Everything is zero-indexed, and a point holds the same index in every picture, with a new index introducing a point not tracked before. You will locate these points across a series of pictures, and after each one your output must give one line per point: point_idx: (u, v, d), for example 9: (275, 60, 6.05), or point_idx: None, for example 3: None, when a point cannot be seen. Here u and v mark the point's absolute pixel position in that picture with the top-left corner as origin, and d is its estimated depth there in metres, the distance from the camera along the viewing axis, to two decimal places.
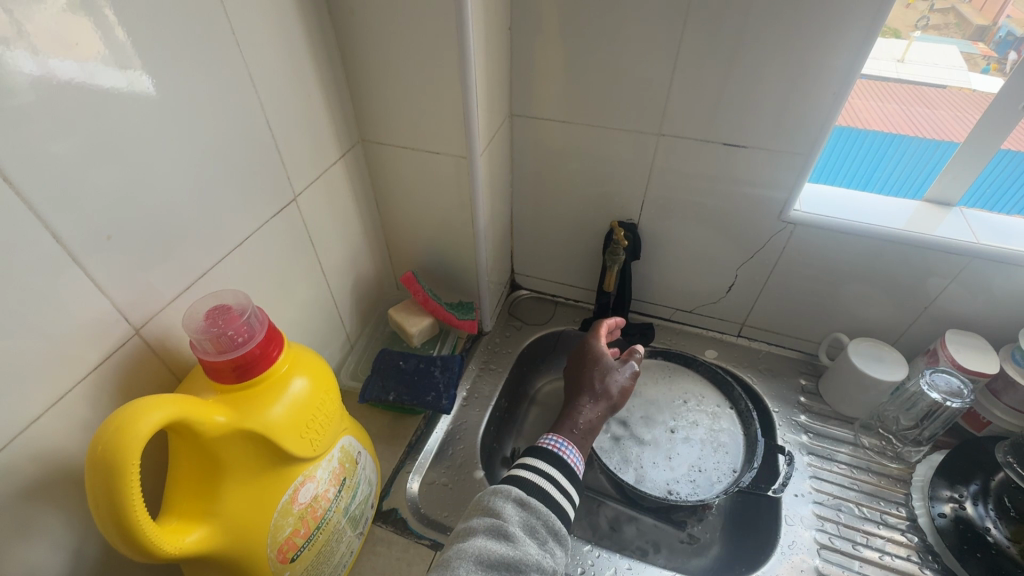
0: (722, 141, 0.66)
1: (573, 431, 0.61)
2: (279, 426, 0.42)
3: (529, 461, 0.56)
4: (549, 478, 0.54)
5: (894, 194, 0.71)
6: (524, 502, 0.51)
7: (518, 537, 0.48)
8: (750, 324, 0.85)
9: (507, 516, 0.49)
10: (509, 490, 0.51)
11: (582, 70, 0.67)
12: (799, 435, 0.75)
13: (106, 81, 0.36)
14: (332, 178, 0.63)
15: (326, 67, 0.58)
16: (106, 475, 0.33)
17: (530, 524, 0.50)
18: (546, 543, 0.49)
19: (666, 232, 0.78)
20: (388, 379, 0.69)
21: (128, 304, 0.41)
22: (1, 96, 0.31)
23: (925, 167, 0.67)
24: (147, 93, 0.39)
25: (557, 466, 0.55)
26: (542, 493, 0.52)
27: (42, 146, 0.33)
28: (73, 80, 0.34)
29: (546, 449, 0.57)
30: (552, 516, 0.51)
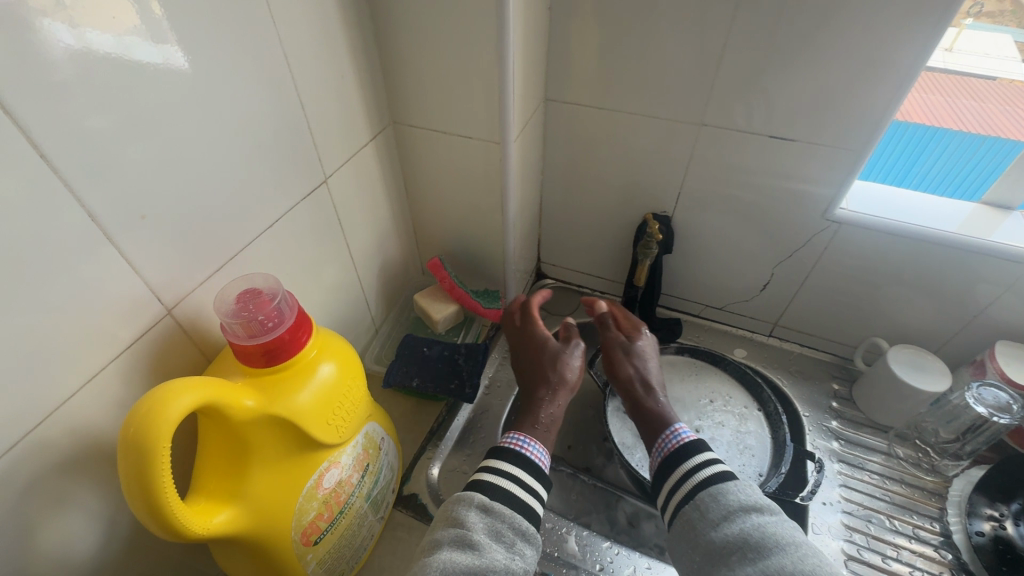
0: (768, 134, 0.63)
1: (536, 426, 0.60)
2: (306, 412, 0.42)
3: (490, 463, 0.55)
4: (514, 479, 0.53)
5: (959, 197, 0.66)
6: (488, 508, 0.50)
7: (483, 545, 0.47)
8: (783, 323, 0.82)
9: (471, 525, 0.49)
10: (472, 497, 0.51)
11: (622, 55, 0.64)
12: (829, 441, 0.73)
13: (140, 55, 0.35)
14: (362, 161, 0.62)
15: (360, 46, 0.56)
16: (138, 457, 0.33)
17: (495, 529, 0.49)
18: (513, 545, 0.49)
19: (700, 227, 0.76)
20: (411, 365, 0.69)
21: (160, 285, 0.41)
22: (41, 70, 0.30)
23: (985, 169, 0.64)
24: (181, 69, 0.38)
25: (525, 467, 0.54)
26: (507, 495, 0.52)
27: (78, 121, 0.33)
28: (109, 54, 0.34)
29: (510, 449, 0.56)
30: (518, 518, 0.51)
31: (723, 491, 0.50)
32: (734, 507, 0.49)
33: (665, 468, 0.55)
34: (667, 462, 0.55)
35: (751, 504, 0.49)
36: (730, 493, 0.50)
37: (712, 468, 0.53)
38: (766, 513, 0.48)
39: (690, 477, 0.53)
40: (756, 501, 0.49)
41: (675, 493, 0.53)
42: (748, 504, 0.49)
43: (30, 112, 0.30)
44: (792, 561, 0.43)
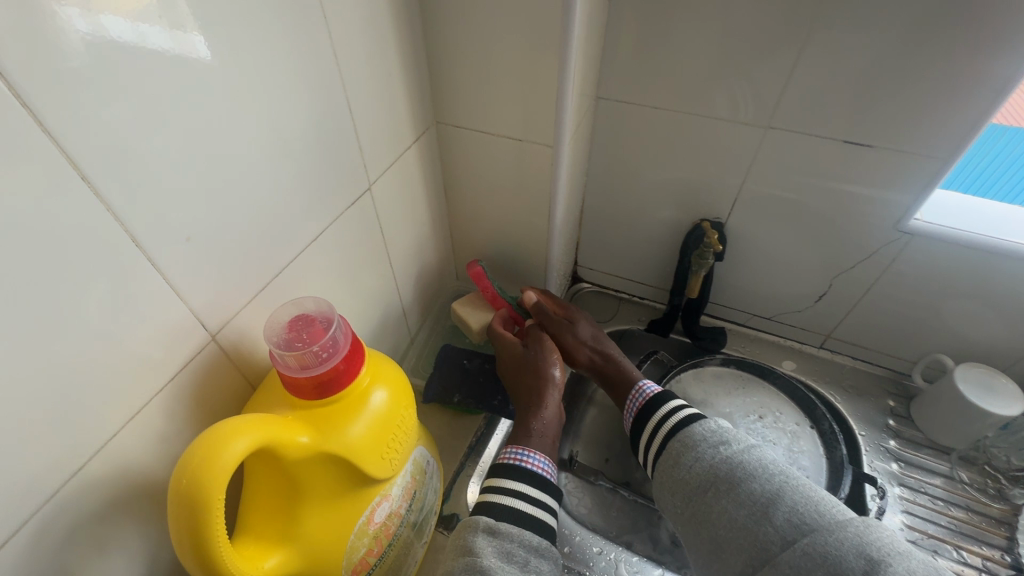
0: (841, 138, 0.58)
1: (529, 435, 0.57)
2: (360, 447, 0.39)
3: (493, 484, 0.52)
4: (520, 496, 0.50)
5: (978, 194, 0.63)
6: (494, 529, 0.47)
7: (493, 568, 0.43)
8: (837, 336, 0.78)
9: (479, 550, 0.45)
10: (475, 521, 0.48)
11: (684, 51, 0.59)
12: (888, 463, 0.69)
13: (185, 46, 0.31)
14: (406, 164, 0.58)
15: (408, 42, 0.52)
16: (191, 510, 0.30)
17: (505, 550, 0.46)
18: (527, 563, 0.46)
19: (755, 234, 0.71)
20: (451, 380, 0.66)
21: (204, 309, 0.38)
22: (55, 59, 0.25)
23: (1004, 162, 0.61)
24: (203, 60, 0.33)
25: (531, 482, 0.51)
26: (515, 514, 0.49)
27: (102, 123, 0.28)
28: (126, 42, 0.28)
29: (510, 464, 0.53)
30: (527, 534, 0.47)
31: (694, 430, 0.52)
32: (705, 443, 0.51)
33: (642, 421, 0.57)
34: (641, 416, 0.58)
35: (719, 437, 0.51)
36: (700, 430, 0.52)
37: (680, 412, 0.55)
38: (733, 442, 0.50)
39: (664, 424, 0.55)
40: (723, 434, 0.51)
41: (654, 441, 0.55)
42: (716, 438, 0.51)
43: (67, 126, 0.27)
44: (760, 483, 0.46)
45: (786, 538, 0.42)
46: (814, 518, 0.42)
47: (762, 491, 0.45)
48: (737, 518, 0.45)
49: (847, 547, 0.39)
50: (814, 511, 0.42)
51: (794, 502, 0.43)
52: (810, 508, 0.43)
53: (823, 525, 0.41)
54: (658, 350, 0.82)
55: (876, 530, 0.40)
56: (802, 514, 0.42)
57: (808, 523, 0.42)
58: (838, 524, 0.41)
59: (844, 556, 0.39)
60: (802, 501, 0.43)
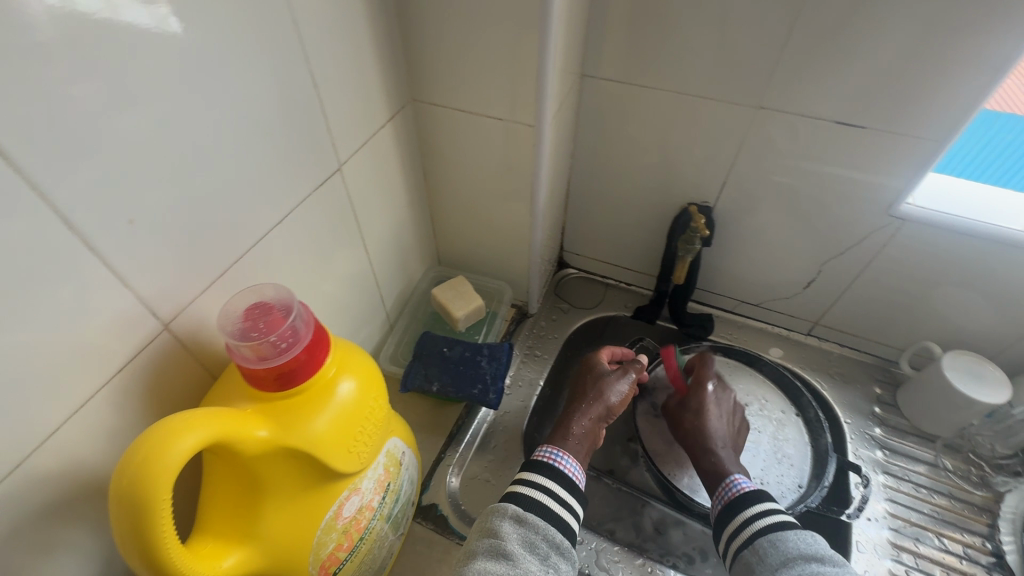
0: (833, 119, 0.56)
1: (567, 439, 0.57)
2: (324, 440, 0.37)
3: (525, 475, 0.52)
4: (547, 492, 0.50)
5: (970, 177, 0.61)
6: (521, 518, 0.48)
7: (517, 555, 0.44)
8: (824, 323, 0.77)
9: (505, 536, 0.46)
10: (505, 507, 0.48)
11: (672, 27, 0.56)
12: (873, 451, 0.69)
13: (121, 15, 0.29)
14: (380, 144, 0.55)
15: (379, 13, 0.49)
16: (134, 511, 0.28)
17: (529, 540, 0.46)
18: (547, 558, 0.46)
19: (743, 219, 0.69)
20: (431, 367, 0.64)
21: (155, 297, 0.35)
22: (16, 32, 0.24)
23: (996, 148, 0.60)
24: (174, 33, 0.32)
25: (557, 480, 0.51)
26: (541, 506, 0.49)
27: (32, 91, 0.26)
28: (98, 13, 0.27)
29: (542, 461, 0.53)
30: (551, 529, 0.47)
31: (782, 537, 0.52)
32: (794, 553, 0.50)
33: (725, 515, 0.57)
34: (725, 512, 0.57)
35: (811, 554, 0.50)
36: (791, 540, 0.51)
37: (768, 518, 0.54)
38: (823, 562, 0.49)
39: (751, 524, 0.54)
40: (810, 549, 0.50)
41: (736, 540, 0.55)
42: (807, 553, 0.50)
43: None
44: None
45: None
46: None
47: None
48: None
49: None
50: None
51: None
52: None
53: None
54: (643, 337, 0.81)
55: None
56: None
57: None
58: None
59: None
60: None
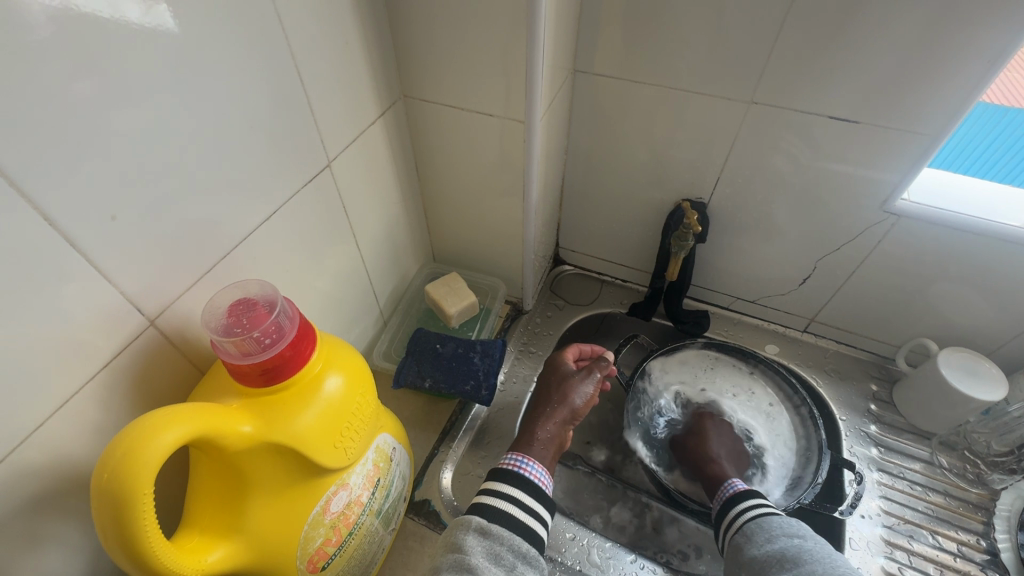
0: (826, 114, 0.56)
1: (531, 445, 0.58)
2: (309, 436, 0.37)
3: (490, 486, 0.53)
4: (512, 501, 0.51)
5: (982, 176, 0.60)
6: (485, 531, 0.48)
7: (481, 567, 0.45)
8: (821, 319, 0.76)
9: (469, 549, 0.46)
10: (469, 520, 0.49)
11: (663, 21, 0.56)
12: (868, 448, 0.68)
13: (123, 13, 0.30)
14: (370, 140, 0.55)
15: (367, 9, 0.49)
16: (114, 507, 0.28)
17: (494, 551, 0.47)
18: (513, 568, 0.47)
19: (738, 215, 0.69)
20: (423, 363, 0.64)
21: (141, 293, 0.35)
22: (17, 32, 0.25)
23: (1004, 145, 0.58)
24: (170, 31, 0.32)
25: (523, 487, 0.53)
26: (506, 518, 0.50)
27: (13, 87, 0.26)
28: (99, 13, 0.29)
29: (507, 469, 0.54)
30: (516, 539, 0.49)
31: (766, 520, 0.55)
32: (779, 534, 0.52)
33: (722, 508, 0.60)
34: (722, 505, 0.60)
35: (792, 531, 0.52)
36: (776, 521, 0.54)
37: (753, 505, 0.57)
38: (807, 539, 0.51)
39: (741, 512, 0.57)
40: (792, 528, 0.53)
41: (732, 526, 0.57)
42: (790, 531, 0.52)
43: None
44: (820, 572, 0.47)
45: None
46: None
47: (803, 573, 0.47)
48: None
49: None
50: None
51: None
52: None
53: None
54: (638, 334, 0.81)
55: None
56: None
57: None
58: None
59: None
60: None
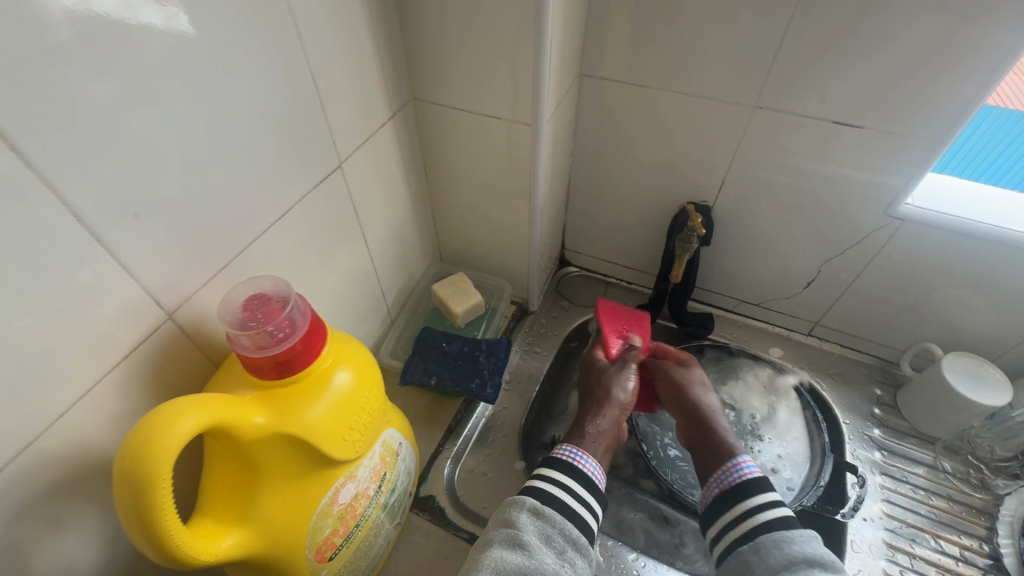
0: (830, 119, 0.56)
1: (585, 439, 0.59)
2: (319, 428, 0.38)
3: (543, 471, 0.54)
4: (565, 488, 0.52)
5: (992, 181, 0.61)
6: (538, 511, 0.49)
7: (532, 546, 0.46)
8: (825, 323, 0.76)
9: (521, 526, 0.47)
10: (523, 500, 0.50)
11: (669, 27, 0.57)
12: (871, 452, 0.68)
13: (138, 15, 0.31)
14: (380, 142, 0.56)
15: (379, 14, 0.51)
16: (135, 489, 0.29)
17: (546, 533, 0.48)
18: (564, 552, 0.47)
19: (742, 220, 0.70)
20: (430, 362, 0.65)
21: (160, 287, 0.37)
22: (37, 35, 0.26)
23: (1017, 149, 0.59)
24: (186, 35, 0.34)
25: (576, 477, 0.54)
26: (557, 502, 0.51)
27: (43, 84, 0.27)
28: (116, 16, 0.30)
29: (562, 459, 0.56)
30: (568, 525, 0.49)
31: (788, 537, 0.49)
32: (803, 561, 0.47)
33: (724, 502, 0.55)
34: (726, 494, 0.55)
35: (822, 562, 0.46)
36: (796, 541, 0.48)
37: (767, 513, 0.52)
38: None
39: (753, 516, 0.52)
40: (808, 552, 0.47)
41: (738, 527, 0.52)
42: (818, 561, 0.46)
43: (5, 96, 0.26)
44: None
45: None
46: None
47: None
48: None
49: None
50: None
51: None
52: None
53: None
54: None
55: None
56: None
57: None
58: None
59: None
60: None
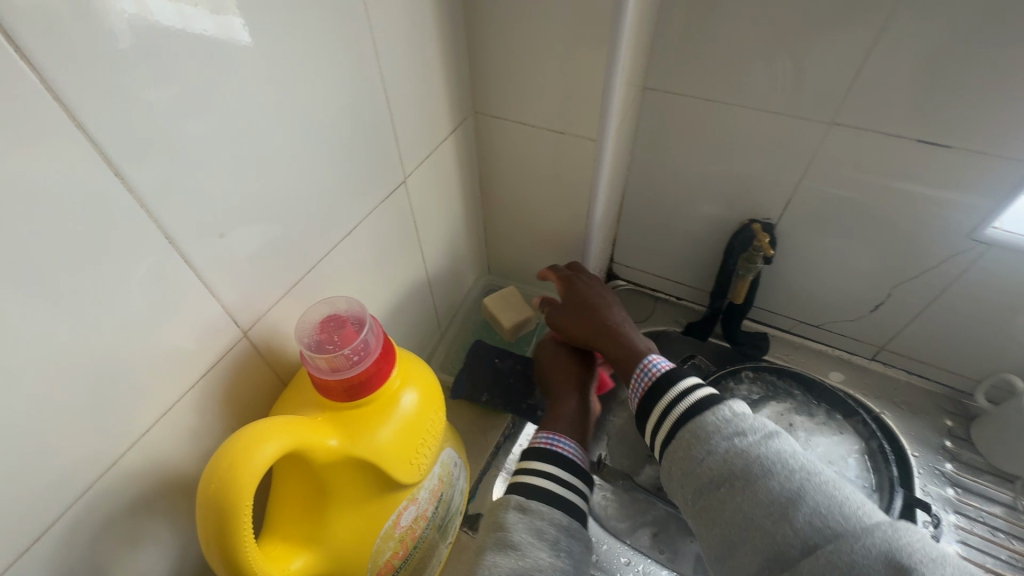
0: (914, 138, 0.53)
1: (558, 422, 0.56)
2: (387, 451, 0.38)
3: (523, 464, 0.51)
4: (548, 477, 0.49)
5: None
6: (525, 507, 0.47)
7: (524, 544, 0.43)
8: (891, 348, 0.73)
9: (509, 527, 0.45)
10: (508, 500, 0.47)
11: (742, 40, 0.55)
12: (943, 488, 0.65)
13: (189, 24, 0.28)
14: (441, 156, 0.56)
15: (448, 28, 0.50)
16: (218, 516, 0.29)
17: (536, 527, 0.45)
18: (558, 542, 0.45)
19: (806, 239, 0.67)
20: (479, 380, 0.65)
21: (237, 305, 0.37)
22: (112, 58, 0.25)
23: None
24: (243, 45, 0.31)
25: (558, 463, 0.51)
26: (543, 494, 0.48)
27: (141, 110, 0.27)
28: (172, 26, 0.27)
29: (540, 447, 0.52)
30: (557, 513, 0.47)
31: (727, 409, 0.45)
32: (746, 430, 0.43)
33: (651, 400, 0.49)
34: (652, 394, 0.49)
35: (765, 427, 0.43)
36: (736, 411, 0.44)
37: (696, 393, 0.47)
38: (786, 437, 0.42)
39: (685, 400, 0.47)
40: (748, 423, 0.43)
41: (668, 418, 0.47)
42: (761, 427, 0.43)
43: (103, 123, 0.25)
44: (823, 493, 0.38)
45: (810, 547, 0.36)
46: (925, 567, 0.32)
47: (780, 491, 0.38)
48: (752, 522, 0.39)
49: (872, 559, 0.33)
50: (901, 530, 0.35)
51: (878, 529, 0.35)
52: (908, 540, 0.34)
53: (925, 567, 0.32)
54: (695, 354, 0.78)
55: (904, 534, 0.34)
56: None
57: (903, 562, 0.33)
58: (936, 563, 0.33)
59: (869, 568, 0.33)
60: (898, 530, 0.35)
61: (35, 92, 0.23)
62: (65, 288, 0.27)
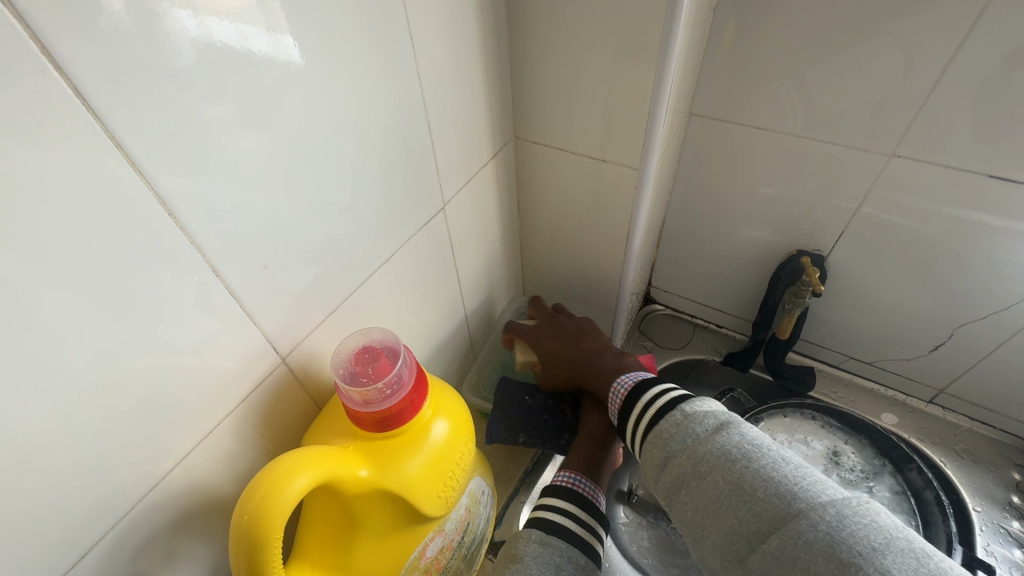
0: (985, 172, 0.50)
1: (584, 464, 0.56)
2: (415, 483, 0.38)
3: (545, 501, 0.52)
4: (569, 515, 0.50)
5: None
6: (546, 542, 0.47)
7: None
8: (951, 391, 0.68)
9: (527, 559, 0.45)
10: (529, 532, 0.48)
11: (797, 66, 0.52)
12: (1009, 549, 0.59)
13: (250, 45, 0.29)
14: (481, 181, 0.56)
15: (494, 57, 0.50)
16: (248, 549, 0.29)
17: (555, 563, 0.45)
18: None
19: (860, 272, 0.64)
20: (512, 420, 0.63)
21: (277, 333, 0.38)
22: (168, 89, 0.26)
23: None
24: (295, 63, 0.31)
25: (577, 502, 0.51)
26: (564, 531, 0.48)
27: (192, 144, 0.28)
28: (231, 45, 0.28)
29: (561, 485, 0.53)
30: (576, 552, 0.47)
31: (681, 410, 0.44)
32: (696, 428, 0.42)
33: (625, 407, 0.50)
34: (628, 400, 0.50)
35: (716, 420, 0.42)
36: (689, 411, 0.44)
37: (665, 397, 0.47)
38: (735, 426, 0.41)
39: (651, 404, 0.47)
40: (701, 419, 0.43)
41: (638, 424, 0.47)
42: (712, 422, 0.42)
43: (155, 159, 0.26)
44: (766, 482, 0.37)
45: (758, 539, 0.36)
46: (862, 555, 0.32)
47: (728, 485, 0.38)
48: (708, 517, 0.39)
49: (814, 550, 0.33)
50: (843, 517, 0.34)
51: (819, 518, 0.34)
52: (850, 526, 0.33)
53: (863, 555, 0.32)
54: (734, 387, 0.76)
55: (847, 517, 0.34)
56: (880, 563, 0.32)
57: (841, 553, 0.32)
58: (877, 549, 0.32)
59: (811, 559, 0.33)
60: (841, 517, 0.34)
61: (94, 134, 0.24)
62: (118, 319, 0.27)
